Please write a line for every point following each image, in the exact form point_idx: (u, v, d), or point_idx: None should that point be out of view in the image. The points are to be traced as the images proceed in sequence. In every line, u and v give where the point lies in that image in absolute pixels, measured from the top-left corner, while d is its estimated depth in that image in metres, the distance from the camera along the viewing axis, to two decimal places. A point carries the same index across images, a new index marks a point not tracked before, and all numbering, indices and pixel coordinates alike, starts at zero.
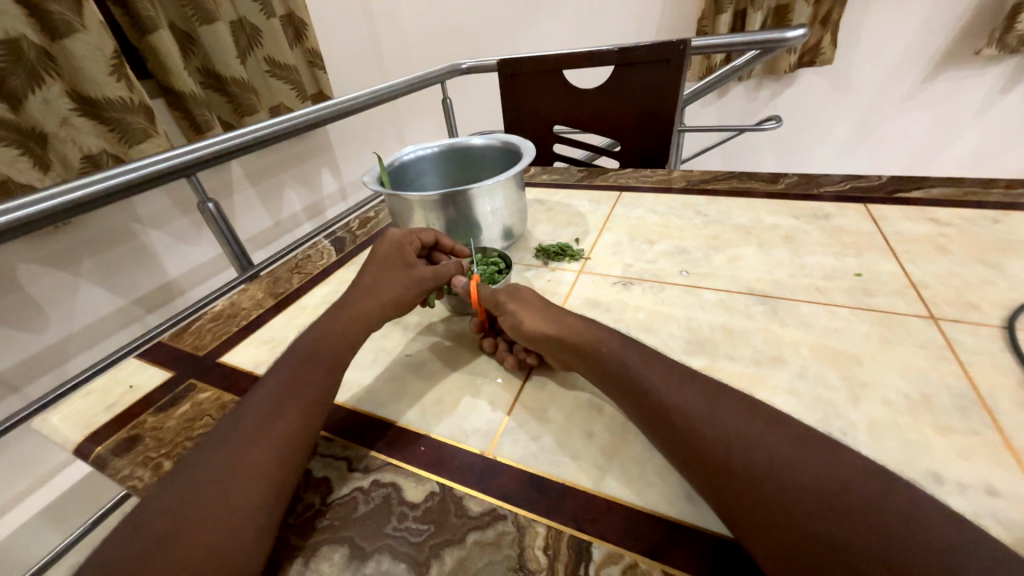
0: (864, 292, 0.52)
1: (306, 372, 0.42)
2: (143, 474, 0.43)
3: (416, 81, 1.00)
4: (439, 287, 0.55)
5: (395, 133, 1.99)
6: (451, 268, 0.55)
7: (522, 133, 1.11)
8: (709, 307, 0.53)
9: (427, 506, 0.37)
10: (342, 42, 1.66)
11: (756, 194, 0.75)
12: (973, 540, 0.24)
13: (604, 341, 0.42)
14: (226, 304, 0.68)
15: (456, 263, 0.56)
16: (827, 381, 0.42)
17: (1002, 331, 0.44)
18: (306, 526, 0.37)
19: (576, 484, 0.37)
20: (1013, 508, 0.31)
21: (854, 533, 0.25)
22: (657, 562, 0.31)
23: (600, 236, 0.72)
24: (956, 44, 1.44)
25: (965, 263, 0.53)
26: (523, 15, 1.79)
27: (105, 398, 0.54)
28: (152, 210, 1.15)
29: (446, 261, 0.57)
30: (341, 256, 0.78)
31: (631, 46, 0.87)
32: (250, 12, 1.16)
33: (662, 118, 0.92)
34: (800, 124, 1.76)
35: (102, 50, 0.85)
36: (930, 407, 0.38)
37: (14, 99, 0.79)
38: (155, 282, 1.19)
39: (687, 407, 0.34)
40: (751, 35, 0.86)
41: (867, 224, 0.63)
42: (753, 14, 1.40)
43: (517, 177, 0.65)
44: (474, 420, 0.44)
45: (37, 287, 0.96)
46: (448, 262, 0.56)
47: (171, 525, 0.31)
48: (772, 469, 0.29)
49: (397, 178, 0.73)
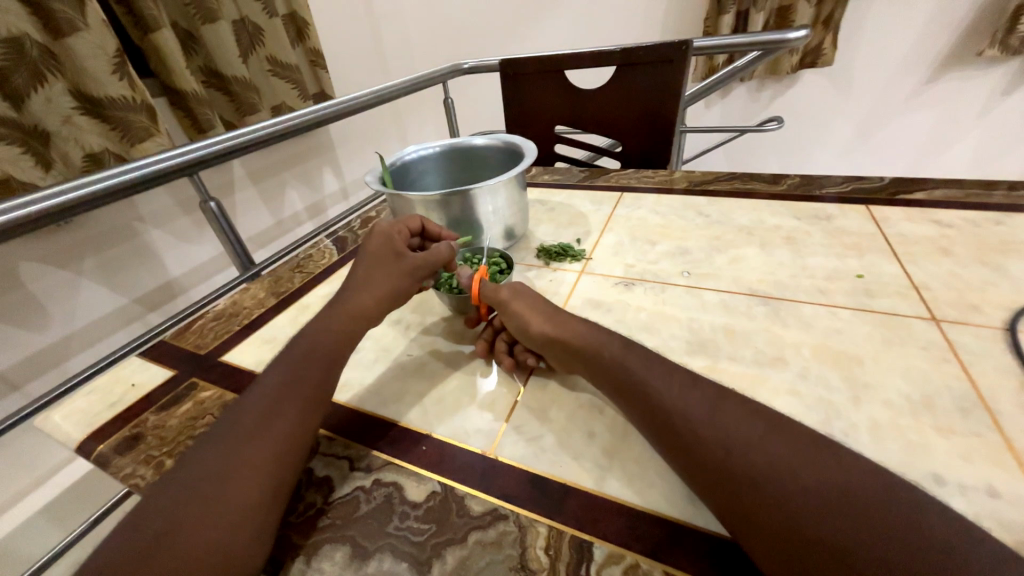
0: (866, 293, 0.52)
1: (305, 370, 0.42)
2: (145, 473, 0.43)
3: (418, 81, 1.00)
4: (432, 272, 0.56)
5: (396, 133, 1.99)
6: (442, 253, 0.55)
7: (523, 133, 1.11)
8: (710, 308, 0.53)
9: (428, 505, 0.37)
10: (344, 41, 1.66)
11: (757, 195, 0.75)
12: (976, 544, 0.24)
13: (605, 344, 0.42)
14: (227, 303, 0.68)
15: (449, 247, 0.56)
16: (828, 382, 0.42)
17: (1003, 333, 0.44)
18: (307, 524, 0.37)
19: (577, 484, 0.37)
20: (1013, 509, 0.31)
21: (855, 536, 0.25)
22: (659, 563, 0.31)
23: (601, 237, 0.72)
24: (958, 45, 1.44)
25: (967, 265, 0.53)
26: (525, 15, 1.79)
27: (108, 396, 0.54)
28: (154, 209, 1.15)
29: (436, 246, 0.57)
30: (343, 255, 0.78)
31: (633, 46, 0.87)
32: (252, 11, 1.16)
33: (664, 118, 0.92)
34: (801, 125, 1.76)
35: (104, 48, 0.85)
36: (931, 409, 0.38)
37: (17, 97, 0.79)
38: (157, 281, 1.19)
39: (688, 409, 0.34)
40: (752, 36, 0.86)
41: (868, 225, 0.63)
42: (755, 15, 1.40)
43: (519, 177, 0.65)
44: (475, 420, 0.44)
45: (40, 285, 0.97)
46: (439, 247, 0.56)
47: (172, 524, 0.31)
48: (773, 472, 0.29)
49: (399, 177, 0.73)
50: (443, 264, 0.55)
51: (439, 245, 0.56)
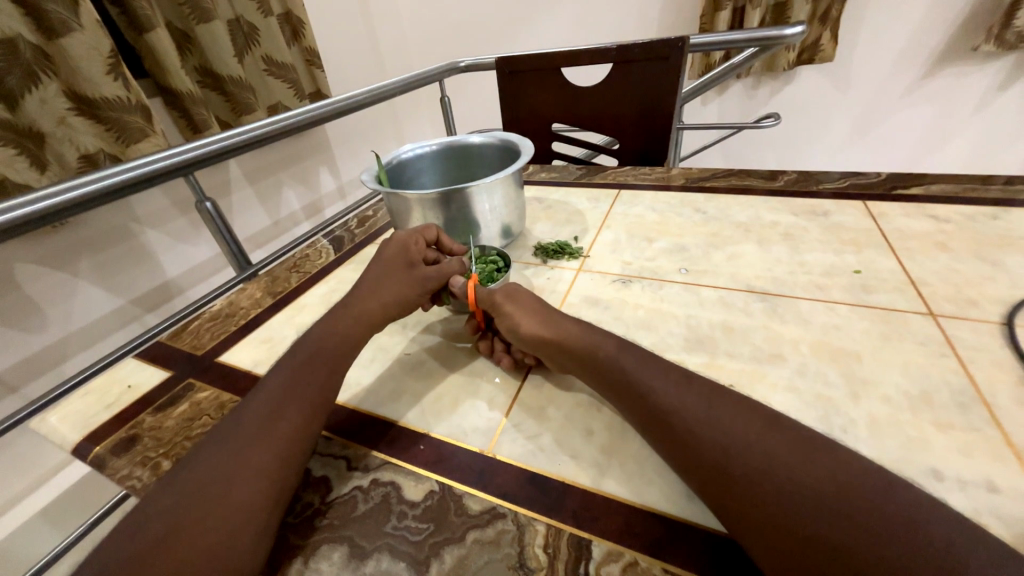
0: (863, 289, 0.52)
1: (306, 371, 0.42)
2: (142, 474, 0.43)
3: (414, 80, 0.99)
4: (443, 285, 0.55)
5: (393, 132, 1.98)
6: (454, 267, 0.55)
7: (520, 131, 1.10)
8: (708, 305, 0.53)
9: (427, 504, 0.37)
10: (340, 40, 1.66)
11: (754, 192, 0.75)
12: (975, 540, 0.24)
13: (601, 344, 0.42)
14: (224, 303, 0.68)
15: (460, 261, 0.55)
16: (827, 378, 0.42)
17: (1002, 328, 0.44)
18: (305, 525, 0.37)
19: (576, 482, 0.37)
20: (1012, 504, 0.31)
21: (854, 532, 0.25)
22: (658, 560, 0.31)
23: (599, 234, 0.71)
24: (954, 40, 1.44)
25: (964, 260, 0.53)
26: (521, 13, 1.79)
27: (104, 398, 0.53)
28: (150, 210, 1.14)
29: (448, 260, 0.56)
30: (340, 255, 0.78)
31: (629, 43, 0.87)
32: (247, 10, 1.15)
33: (661, 116, 0.92)
34: (798, 121, 1.76)
35: (99, 49, 0.84)
36: (931, 405, 0.38)
37: (11, 98, 0.79)
38: (154, 282, 1.19)
39: (685, 408, 0.34)
40: (749, 32, 0.86)
41: (865, 221, 0.63)
42: (751, 11, 1.40)
43: (516, 175, 0.65)
44: (473, 419, 0.44)
45: (35, 287, 0.96)
46: (451, 261, 0.55)
47: (172, 525, 0.31)
48: (771, 469, 0.29)
49: (396, 176, 0.73)
50: (453, 278, 0.54)
51: (451, 260, 0.56)
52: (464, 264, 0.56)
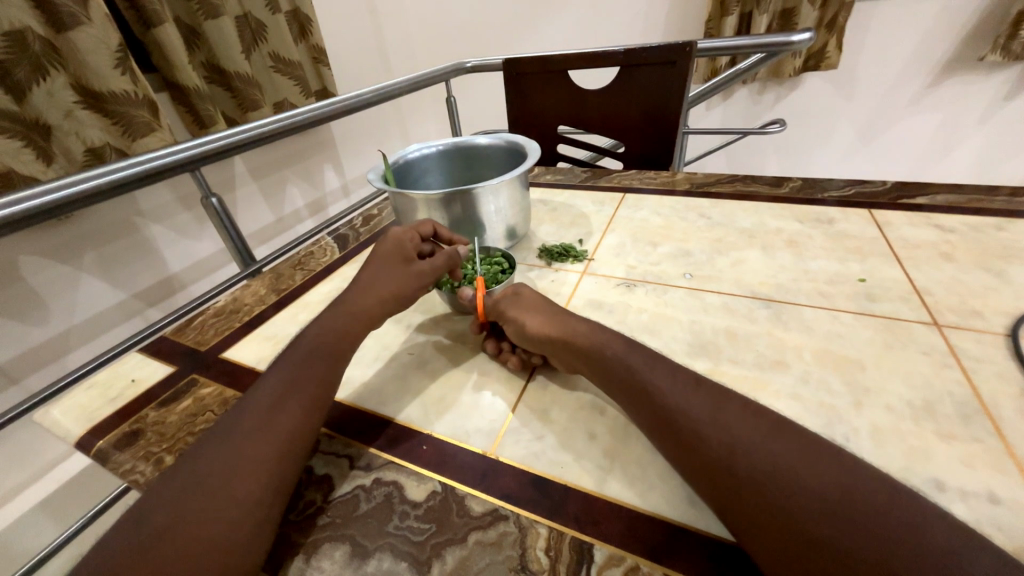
0: (868, 297, 0.52)
1: (308, 368, 0.42)
2: (144, 469, 0.43)
3: (420, 80, 1.00)
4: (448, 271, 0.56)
5: (398, 130, 1.98)
6: (443, 260, 0.54)
7: (525, 132, 1.11)
8: (712, 311, 0.53)
9: (428, 505, 0.37)
10: (346, 37, 1.66)
11: (759, 198, 0.75)
12: (977, 549, 0.24)
13: (609, 344, 0.42)
14: (228, 299, 0.68)
15: (449, 254, 0.54)
16: (829, 386, 0.42)
17: (1004, 339, 0.44)
18: (307, 522, 0.37)
19: (578, 485, 0.37)
20: (1015, 517, 0.31)
21: (857, 537, 0.25)
22: (659, 565, 0.31)
23: (603, 237, 0.72)
24: (961, 50, 1.44)
25: (970, 271, 0.53)
26: (528, 14, 1.79)
27: (107, 391, 0.53)
28: (154, 204, 1.15)
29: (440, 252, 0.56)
30: (345, 253, 0.78)
31: (636, 47, 0.87)
32: (256, 8, 1.16)
33: (666, 120, 0.92)
34: (804, 128, 1.76)
35: (107, 44, 0.85)
36: (933, 415, 0.38)
37: (18, 91, 0.79)
38: (157, 277, 1.19)
39: (691, 411, 0.34)
40: (757, 38, 0.85)
41: (870, 229, 0.63)
42: (758, 17, 1.41)
43: (522, 177, 0.65)
44: (475, 420, 0.44)
45: (39, 279, 0.96)
46: (441, 255, 0.54)
47: (175, 516, 0.31)
48: (775, 473, 0.29)
49: (401, 176, 0.73)
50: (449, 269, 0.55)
51: (442, 253, 0.55)
52: (459, 256, 0.56)
